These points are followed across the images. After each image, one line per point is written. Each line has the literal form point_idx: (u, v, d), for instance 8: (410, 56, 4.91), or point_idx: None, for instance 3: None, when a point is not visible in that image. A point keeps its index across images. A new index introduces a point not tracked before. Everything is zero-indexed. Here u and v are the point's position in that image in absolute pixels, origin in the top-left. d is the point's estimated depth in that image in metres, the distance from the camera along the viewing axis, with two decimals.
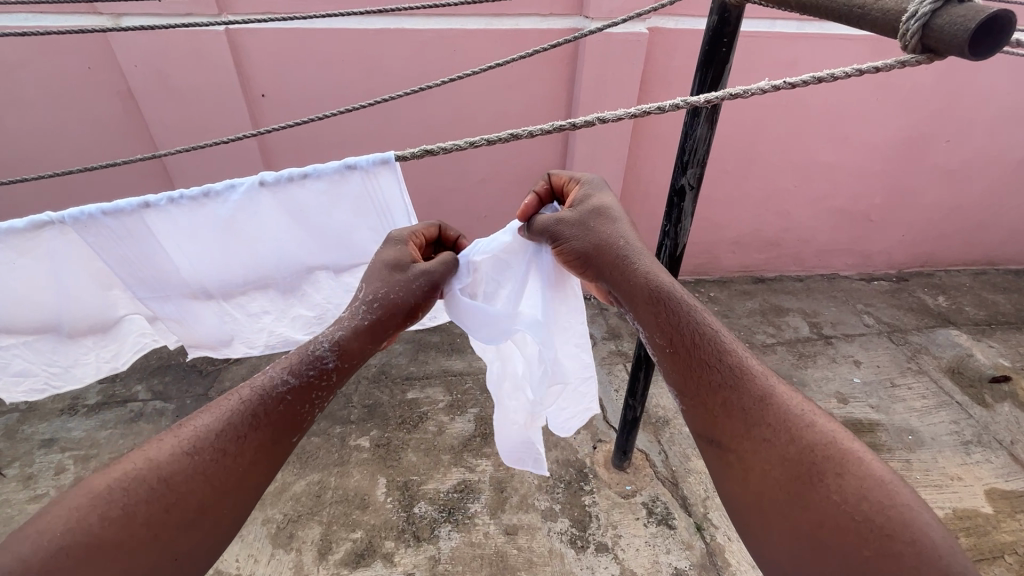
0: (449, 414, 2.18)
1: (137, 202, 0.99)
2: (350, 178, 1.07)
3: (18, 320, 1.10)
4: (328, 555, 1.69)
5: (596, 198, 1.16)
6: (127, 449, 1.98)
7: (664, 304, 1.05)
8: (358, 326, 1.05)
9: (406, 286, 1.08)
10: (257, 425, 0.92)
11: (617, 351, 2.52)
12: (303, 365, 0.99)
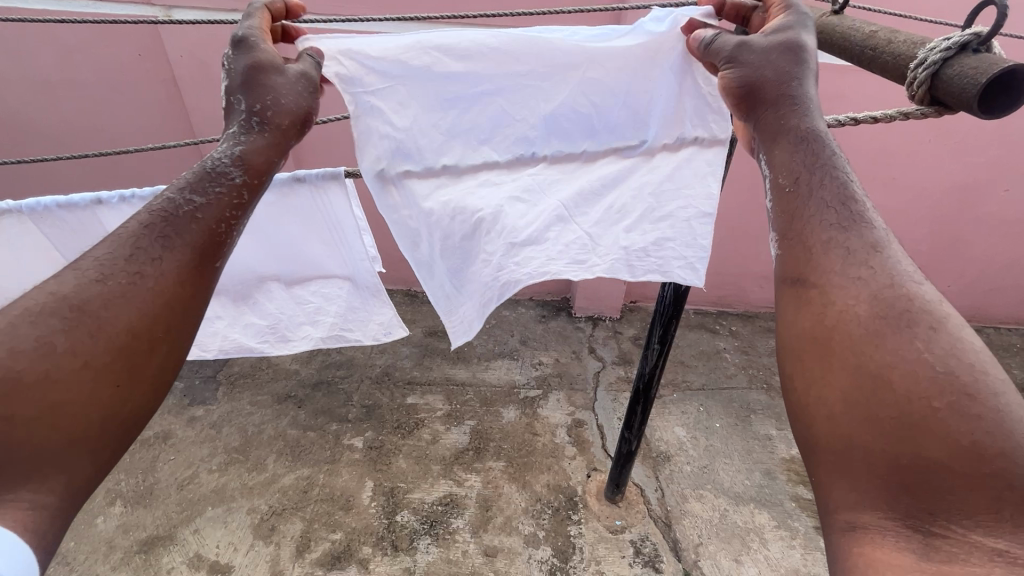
0: (446, 424, 2.16)
1: (91, 199, 1.05)
2: (300, 191, 1.11)
3: None
4: (305, 552, 1.69)
5: (798, 34, 0.82)
6: None
7: (795, 134, 0.76)
8: (263, 138, 0.86)
9: (289, 91, 0.88)
10: (172, 244, 0.75)
11: (624, 377, 2.45)
12: (204, 182, 0.80)
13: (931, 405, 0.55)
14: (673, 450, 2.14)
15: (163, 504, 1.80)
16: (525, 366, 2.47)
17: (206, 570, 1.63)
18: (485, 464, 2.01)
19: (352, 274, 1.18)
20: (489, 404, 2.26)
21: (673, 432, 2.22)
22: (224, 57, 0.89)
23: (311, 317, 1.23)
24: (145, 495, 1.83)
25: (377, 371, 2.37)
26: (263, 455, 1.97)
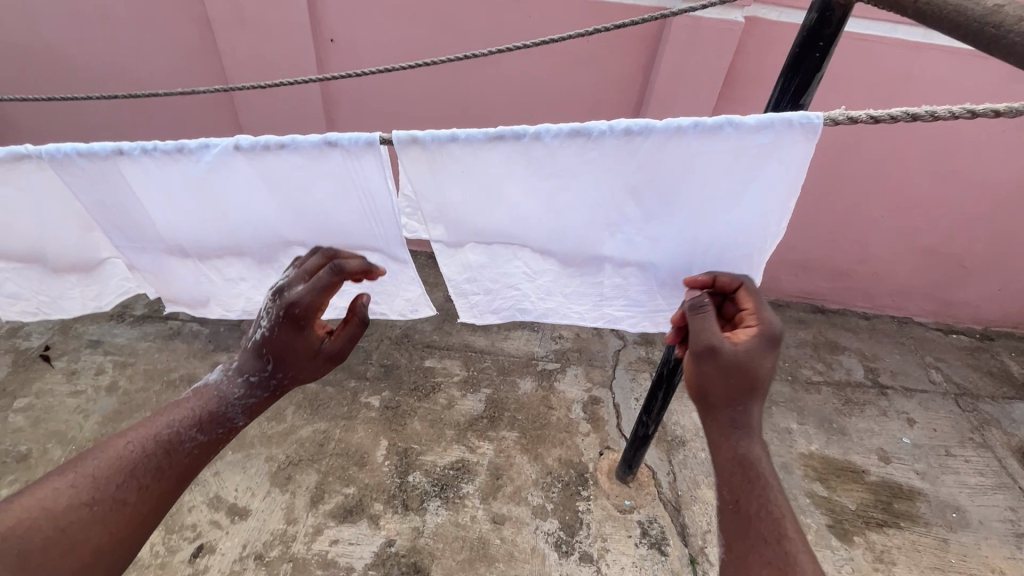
0: (462, 389, 2.16)
1: (111, 148, 0.97)
2: (330, 157, 0.95)
3: (10, 246, 1.18)
4: (319, 504, 1.73)
5: (755, 357, 0.98)
6: (161, 363, 2.10)
7: (722, 417, 1.01)
8: (265, 395, 1.10)
9: (310, 362, 1.10)
10: (160, 476, 0.94)
11: (645, 358, 2.41)
12: (212, 422, 1.02)
13: None
14: (689, 435, 2.12)
15: None
16: (545, 338, 2.44)
17: (225, 512, 1.69)
18: (499, 433, 2.01)
19: (385, 249, 1.11)
20: (507, 374, 2.25)
21: (689, 417, 2.19)
22: (268, 312, 1.05)
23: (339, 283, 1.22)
24: None
25: (396, 332, 2.38)
26: (283, 406, 2.01)
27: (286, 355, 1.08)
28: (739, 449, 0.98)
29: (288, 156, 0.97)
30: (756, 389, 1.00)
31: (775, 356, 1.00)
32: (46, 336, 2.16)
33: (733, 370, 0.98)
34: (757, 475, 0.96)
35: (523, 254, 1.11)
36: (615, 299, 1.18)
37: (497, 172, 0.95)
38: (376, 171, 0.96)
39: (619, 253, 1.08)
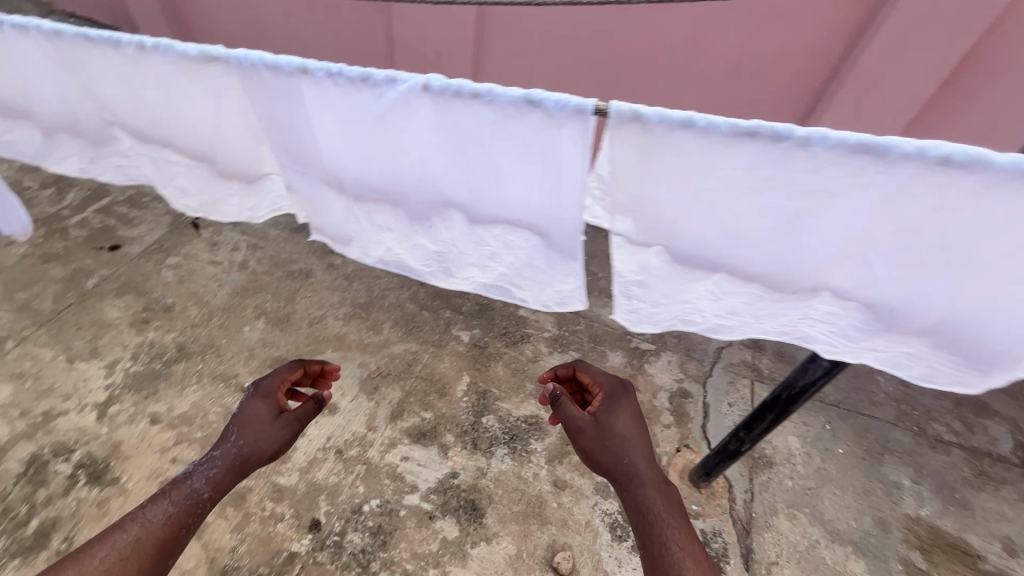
0: (550, 346, 2.14)
1: (297, 66, 0.98)
2: (523, 117, 0.90)
3: (188, 144, 1.25)
4: (398, 419, 1.83)
5: (612, 418, 1.37)
6: (286, 253, 2.26)
7: (621, 481, 1.28)
8: (228, 467, 1.24)
9: (269, 433, 1.31)
10: (139, 547, 1.05)
11: (749, 363, 2.21)
12: (182, 498, 1.16)
13: None
14: (779, 458, 1.94)
15: (293, 332, 2.00)
16: None
17: None
18: None
19: (547, 229, 1.05)
20: (596, 343, 2.18)
21: (784, 439, 2.00)
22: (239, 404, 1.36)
23: (482, 260, 1.18)
24: (283, 319, 2.03)
25: None
26: (381, 320, 2.10)
27: (249, 426, 1.30)
28: (633, 495, 1.24)
29: (476, 109, 0.92)
30: (626, 443, 1.31)
31: (630, 419, 1.37)
32: None
33: (604, 438, 1.32)
34: (649, 510, 1.21)
35: (717, 272, 1.02)
36: (815, 328, 1.04)
37: (723, 176, 0.87)
38: (568, 143, 0.90)
39: (840, 284, 0.95)
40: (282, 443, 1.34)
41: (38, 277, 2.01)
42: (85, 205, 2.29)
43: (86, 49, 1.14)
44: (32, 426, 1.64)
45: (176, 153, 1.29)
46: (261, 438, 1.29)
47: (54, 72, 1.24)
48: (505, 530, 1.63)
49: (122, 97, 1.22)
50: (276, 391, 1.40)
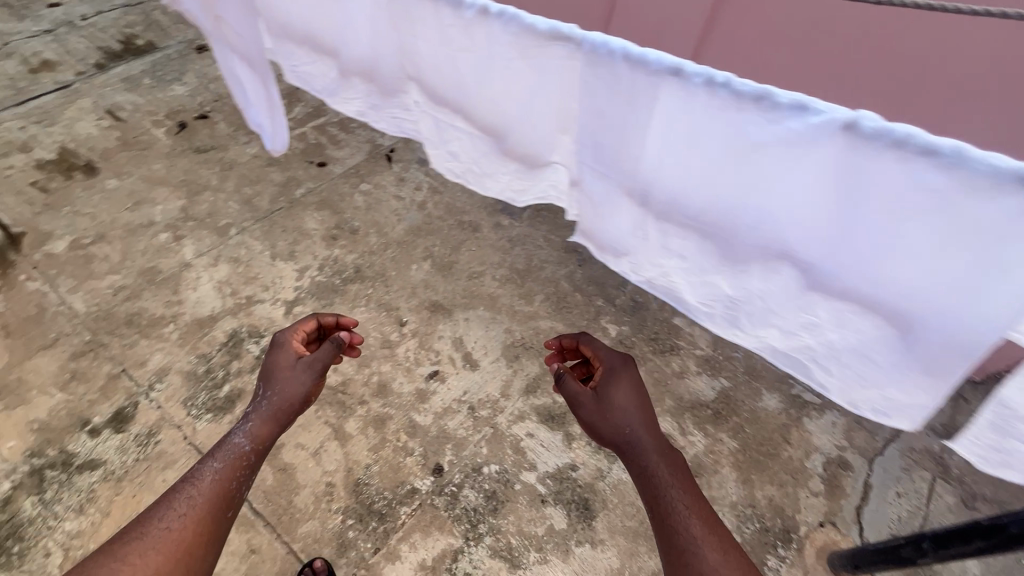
0: (700, 367, 1.98)
1: (674, 67, 1.10)
2: (932, 180, 0.97)
3: (480, 117, 1.49)
4: (531, 395, 1.83)
5: (611, 386, 1.41)
6: (460, 203, 2.32)
7: (628, 452, 1.34)
8: (262, 417, 1.33)
9: (297, 381, 1.39)
10: (196, 504, 1.16)
11: (936, 456, 1.85)
12: (226, 455, 1.26)
13: None
14: None
15: (452, 282, 2.06)
16: None
17: (461, 354, 1.88)
18: (716, 432, 1.84)
19: (881, 297, 1.17)
20: (752, 379, 1.96)
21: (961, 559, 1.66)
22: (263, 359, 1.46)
23: (790, 327, 1.40)
24: (446, 266, 2.10)
25: None
26: (534, 292, 2.08)
27: (282, 378, 1.38)
28: (643, 467, 1.30)
29: (879, 158, 1.00)
30: (625, 415, 1.36)
31: (632, 389, 1.42)
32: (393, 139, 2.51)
33: (604, 411, 1.37)
34: (655, 476, 1.28)
35: None
36: None
37: None
38: (971, 215, 0.97)
39: None
40: (312, 386, 1.41)
41: (261, 176, 2.28)
42: (305, 120, 2.54)
43: (424, 19, 1.36)
44: (237, 306, 1.89)
45: (464, 121, 1.55)
46: (288, 384, 1.37)
47: (377, 27, 1.50)
48: (613, 540, 1.58)
49: (433, 62, 1.44)
50: (292, 347, 1.46)
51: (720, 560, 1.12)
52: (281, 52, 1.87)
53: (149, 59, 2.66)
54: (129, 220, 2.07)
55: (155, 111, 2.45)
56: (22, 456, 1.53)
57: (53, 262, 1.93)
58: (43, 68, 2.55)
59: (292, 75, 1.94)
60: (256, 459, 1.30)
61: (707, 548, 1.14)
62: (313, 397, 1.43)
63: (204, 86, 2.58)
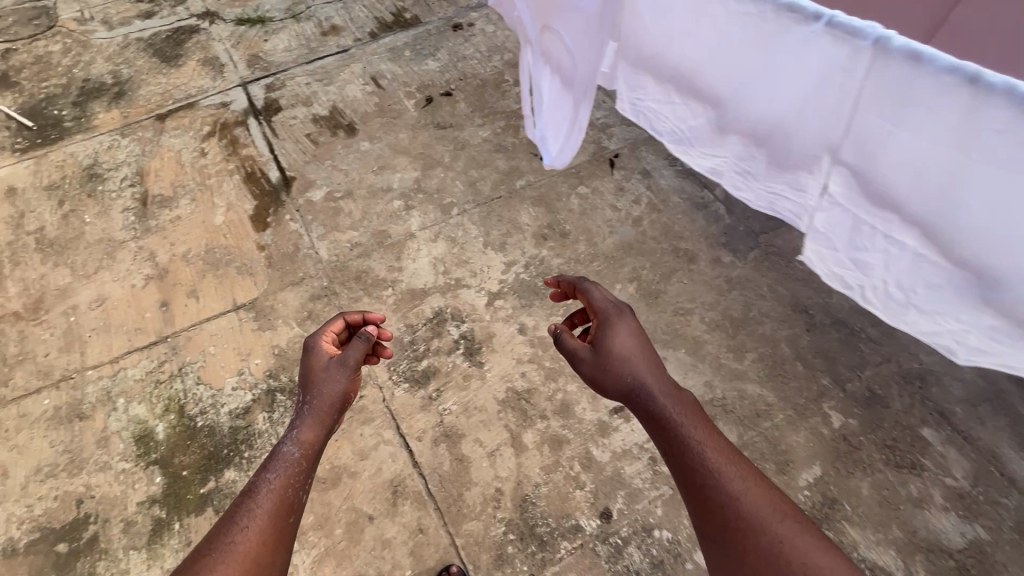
0: (949, 502, 1.56)
1: None
2: None
3: (964, 251, 1.08)
4: None
5: (609, 333, 1.43)
6: (679, 227, 2.12)
7: (634, 401, 1.36)
8: (305, 418, 1.36)
9: (336, 381, 1.41)
10: (258, 513, 1.18)
11: None
12: (275, 463, 1.28)
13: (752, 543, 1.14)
14: None
15: (655, 313, 1.90)
16: None
17: None
18: None
19: None
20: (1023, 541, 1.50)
21: None
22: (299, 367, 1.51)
23: None
24: (652, 294, 1.95)
25: (914, 367, 1.77)
26: (747, 348, 1.83)
27: (320, 379, 1.41)
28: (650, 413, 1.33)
29: None
30: (624, 364, 1.38)
31: (632, 336, 1.41)
32: (619, 142, 2.37)
33: (607, 364, 1.39)
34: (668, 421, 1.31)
35: None
36: None
37: None
38: None
39: None
40: (349, 384, 1.43)
41: (488, 161, 2.33)
42: None
43: (955, 103, 0.97)
44: (446, 285, 1.97)
45: (918, 243, 1.14)
46: (327, 383, 1.39)
47: (832, 82, 1.12)
48: None
49: (932, 163, 1.05)
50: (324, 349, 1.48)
51: (743, 488, 1.19)
52: (623, 79, 1.57)
53: (412, 32, 2.87)
54: (373, 182, 2.28)
55: (409, 83, 2.65)
56: (263, 374, 1.78)
57: (311, 208, 2.20)
58: (331, 32, 2.91)
59: (628, 108, 1.62)
60: (308, 465, 1.31)
61: (731, 481, 1.20)
62: (353, 394, 1.45)
63: (453, 64, 2.72)
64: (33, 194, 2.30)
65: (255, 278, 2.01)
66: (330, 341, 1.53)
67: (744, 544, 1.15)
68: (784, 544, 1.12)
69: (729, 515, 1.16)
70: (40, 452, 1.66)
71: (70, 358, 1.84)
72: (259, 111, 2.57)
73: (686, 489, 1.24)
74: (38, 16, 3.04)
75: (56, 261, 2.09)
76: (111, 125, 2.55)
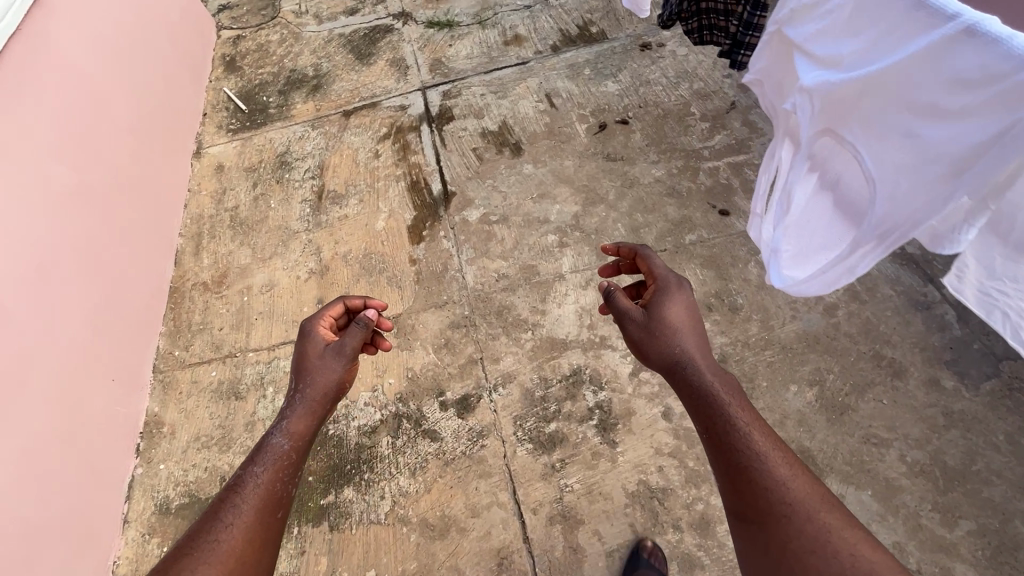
0: None
1: None
2: None
3: None
4: None
5: (665, 301, 1.39)
6: (887, 328, 1.70)
7: (677, 374, 1.28)
8: (300, 409, 1.40)
9: (328, 373, 1.48)
10: (254, 504, 1.19)
11: None
12: (268, 452, 1.30)
13: (793, 531, 1.00)
14: None
15: (838, 434, 1.56)
16: None
17: None
18: None
19: None
20: None
21: None
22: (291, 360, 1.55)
23: None
24: (836, 408, 1.60)
25: None
26: (962, 514, 1.42)
27: (313, 369, 1.48)
28: (692, 384, 1.25)
29: None
30: (674, 331, 1.33)
31: (686, 312, 1.36)
32: None
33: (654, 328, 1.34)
34: (711, 394, 1.23)
35: None
36: None
37: None
38: None
39: None
40: (342, 373, 1.50)
41: (657, 206, 2.10)
42: (723, 152, 2.22)
43: None
44: (589, 341, 1.81)
45: None
46: (322, 372, 1.46)
47: None
48: None
49: None
50: (318, 337, 1.54)
51: (790, 474, 1.06)
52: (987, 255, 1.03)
53: (596, 48, 2.71)
54: (530, 210, 2.18)
55: (584, 105, 2.49)
56: (393, 395, 1.79)
57: (465, 228, 2.17)
58: (513, 41, 2.85)
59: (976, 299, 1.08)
60: (297, 457, 1.34)
61: (777, 464, 1.08)
62: (346, 383, 1.52)
63: (635, 88, 2.50)
64: (235, 174, 2.57)
65: (403, 292, 2.03)
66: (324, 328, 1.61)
67: (786, 532, 1.00)
68: (834, 536, 0.97)
69: (773, 497, 1.03)
70: (201, 421, 1.84)
71: (237, 336, 2.02)
72: (433, 118, 2.60)
73: (722, 467, 1.13)
74: (266, 7, 3.41)
75: (242, 241, 2.31)
76: (305, 116, 2.76)
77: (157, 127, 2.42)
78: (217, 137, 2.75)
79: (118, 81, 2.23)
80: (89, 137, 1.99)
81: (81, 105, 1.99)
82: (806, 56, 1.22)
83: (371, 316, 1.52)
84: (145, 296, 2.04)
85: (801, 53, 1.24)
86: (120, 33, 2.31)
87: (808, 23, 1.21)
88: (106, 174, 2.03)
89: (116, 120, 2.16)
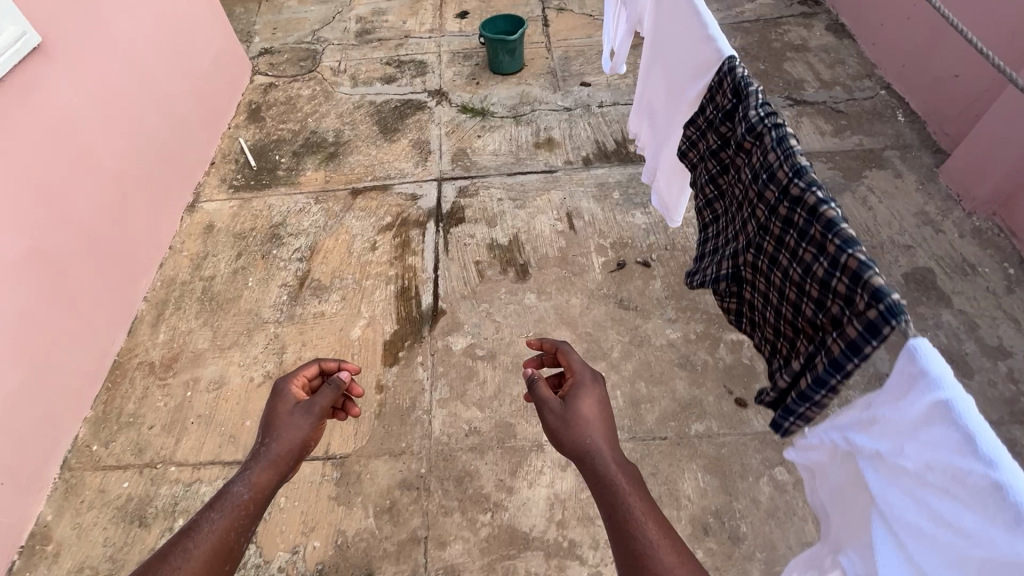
0: None
1: None
2: None
3: None
4: None
5: (579, 387, 1.27)
6: None
7: (585, 466, 1.15)
8: (263, 460, 1.16)
9: (296, 429, 1.20)
10: (199, 561, 0.98)
11: None
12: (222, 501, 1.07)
13: None
14: None
15: None
16: None
17: None
18: None
19: None
20: None
21: None
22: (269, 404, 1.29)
23: None
24: None
25: None
26: None
27: (280, 423, 1.21)
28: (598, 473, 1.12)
29: None
30: (584, 418, 1.20)
31: (597, 397, 1.25)
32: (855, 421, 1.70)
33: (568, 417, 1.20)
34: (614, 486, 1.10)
35: None
36: None
37: None
38: None
39: None
40: (310, 431, 1.24)
41: (665, 377, 1.83)
42: None
43: None
44: (555, 545, 1.52)
45: None
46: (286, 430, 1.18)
47: None
48: None
49: None
50: (291, 393, 1.28)
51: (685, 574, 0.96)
52: None
53: (630, 170, 2.51)
54: (522, 352, 1.92)
55: (606, 234, 2.27)
56: (314, 565, 1.51)
57: (446, 359, 1.92)
58: (545, 144, 2.68)
59: None
60: (258, 511, 1.11)
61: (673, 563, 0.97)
62: (313, 443, 1.25)
63: (664, 225, 2.28)
64: (223, 238, 2.39)
65: (358, 426, 1.76)
66: (300, 387, 1.33)
67: None
68: None
69: None
70: (91, 547, 1.58)
71: (165, 441, 1.77)
72: (442, 215, 2.40)
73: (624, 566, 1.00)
74: (305, 59, 3.35)
75: (205, 320, 2.10)
76: (312, 185, 2.60)
77: (149, 176, 2.28)
78: (216, 192, 2.59)
79: (111, 129, 2.09)
80: (55, 190, 1.83)
81: (56, 157, 1.85)
82: (890, 530, 0.73)
83: (348, 377, 1.30)
84: (77, 370, 1.83)
85: (884, 517, 0.73)
86: (127, 78, 2.20)
87: (907, 490, 0.71)
88: (68, 237, 1.86)
89: (96, 170, 2.01)
